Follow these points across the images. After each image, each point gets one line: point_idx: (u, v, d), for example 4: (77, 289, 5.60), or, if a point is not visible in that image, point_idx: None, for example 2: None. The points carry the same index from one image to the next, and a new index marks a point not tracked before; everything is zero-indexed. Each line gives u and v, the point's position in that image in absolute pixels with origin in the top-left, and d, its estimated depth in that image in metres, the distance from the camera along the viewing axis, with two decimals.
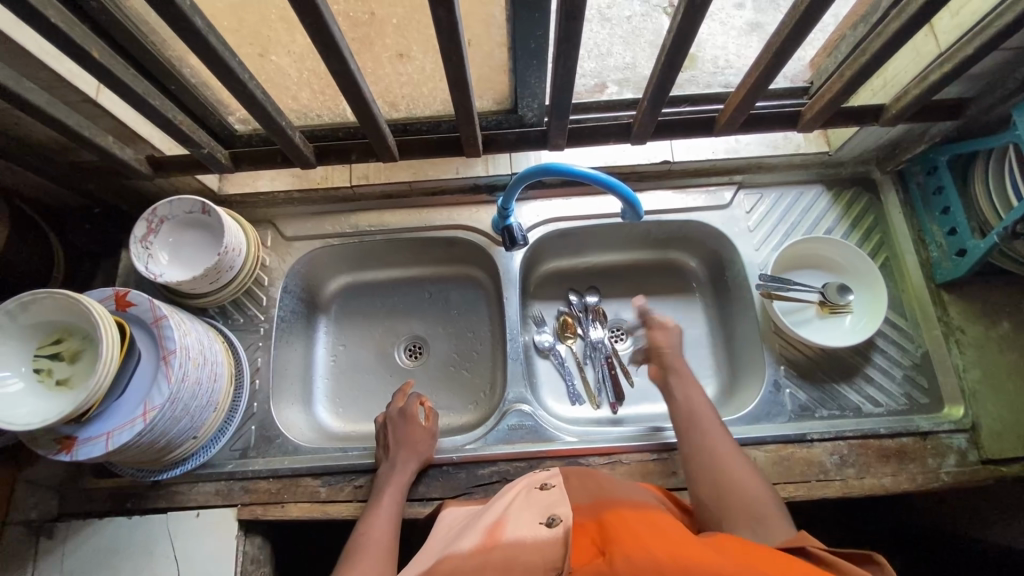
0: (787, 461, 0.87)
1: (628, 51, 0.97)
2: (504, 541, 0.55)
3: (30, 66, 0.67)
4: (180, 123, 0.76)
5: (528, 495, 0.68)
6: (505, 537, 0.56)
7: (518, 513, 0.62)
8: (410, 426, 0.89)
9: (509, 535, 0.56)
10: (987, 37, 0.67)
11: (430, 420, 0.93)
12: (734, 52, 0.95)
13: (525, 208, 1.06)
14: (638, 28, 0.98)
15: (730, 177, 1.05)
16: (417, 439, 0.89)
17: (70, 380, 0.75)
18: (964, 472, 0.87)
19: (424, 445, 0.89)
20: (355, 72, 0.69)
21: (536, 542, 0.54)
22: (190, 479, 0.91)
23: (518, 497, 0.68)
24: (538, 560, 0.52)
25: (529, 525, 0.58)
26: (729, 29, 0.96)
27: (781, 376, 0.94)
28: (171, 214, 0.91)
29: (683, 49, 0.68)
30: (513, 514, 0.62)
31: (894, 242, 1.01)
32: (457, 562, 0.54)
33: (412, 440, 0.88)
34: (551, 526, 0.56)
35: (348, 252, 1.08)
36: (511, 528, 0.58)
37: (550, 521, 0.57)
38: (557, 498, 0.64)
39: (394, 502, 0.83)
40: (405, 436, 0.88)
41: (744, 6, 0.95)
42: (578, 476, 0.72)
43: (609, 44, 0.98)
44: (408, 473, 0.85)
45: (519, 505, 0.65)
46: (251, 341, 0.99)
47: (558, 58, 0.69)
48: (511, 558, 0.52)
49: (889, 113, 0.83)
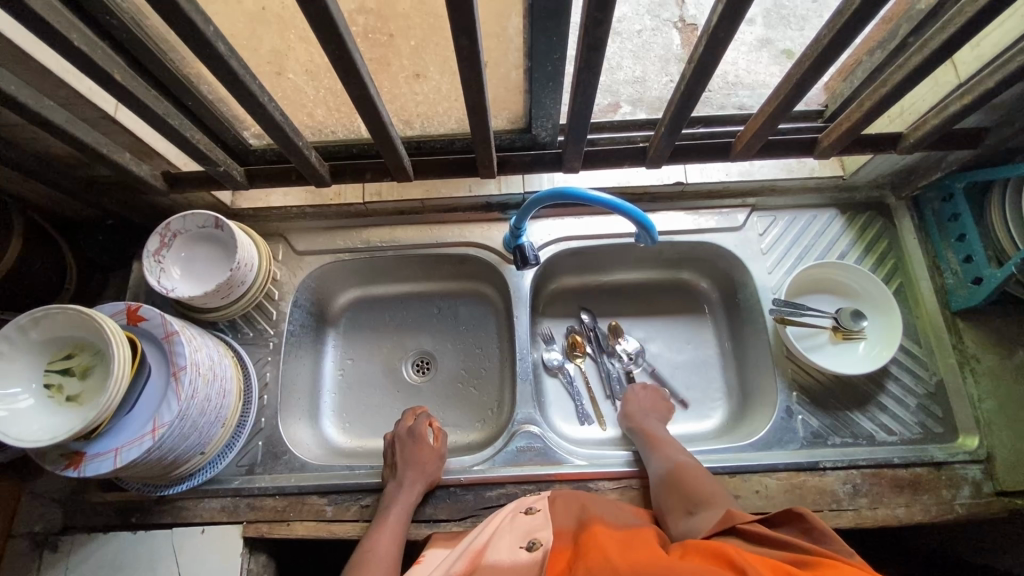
0: (799, 490, 0.86)
1: (638, 65, 1.05)
2: (486, 563, 0.67)
3: (51, 84, 0.67)
4: (197, 141, 0.76)
5: (513, 520, 0.75)
6: (487, 560, 0.68)
7: (503, 537, 0.73)
8: (417, 446, 0.89)
9: (490, 559, 0.68)
10: (1008, 72, 0.66)
11: (440, 442, 0.92)
12: (744, 67, 1.02)
13: (536, 227, 1.05)
14: (649, 41, 1.07)
15: (743, 200, 1.04)
16: (426, 462, 0.87)
17: (80, 397, 0.74)
18: (979, 504, 0.86)
19: (433, 468, 0.88)
20: (374, 95, 0.70)
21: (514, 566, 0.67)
22: (196, 494, 0.91)
23: (506, 516, 0.77)
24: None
25: (510, 550, 0.70)
26: (742, 45, 1.04)
27: (793, 402, 0.93)
28: (185, 228, 0.91)
29: (702, 81, 0.69)
30: (496, 538, 0.72)
31: (909, 268, 1.00)
32: None
33: (421, 461, 0.87)
34: (531, 551, 0.68)
35: (359, 267, 1.08)
36: (494, 552, 0.69)
37: (531, 546, 0.69)
38: (538, 518, 0.74)
39: (399, 523, 0.82)
40: (411, 456, 0.87)
41: (754, 23, 1.03)
42: (563, 497, 0.77)
43: (619, 58, 1.05)
44: (414, 496, 0.85)
45: (507, 526, 0.75)
46: (260, 355, 0.99)
47: (577, 85, 0.70)
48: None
49: (906, 141, 0.82)
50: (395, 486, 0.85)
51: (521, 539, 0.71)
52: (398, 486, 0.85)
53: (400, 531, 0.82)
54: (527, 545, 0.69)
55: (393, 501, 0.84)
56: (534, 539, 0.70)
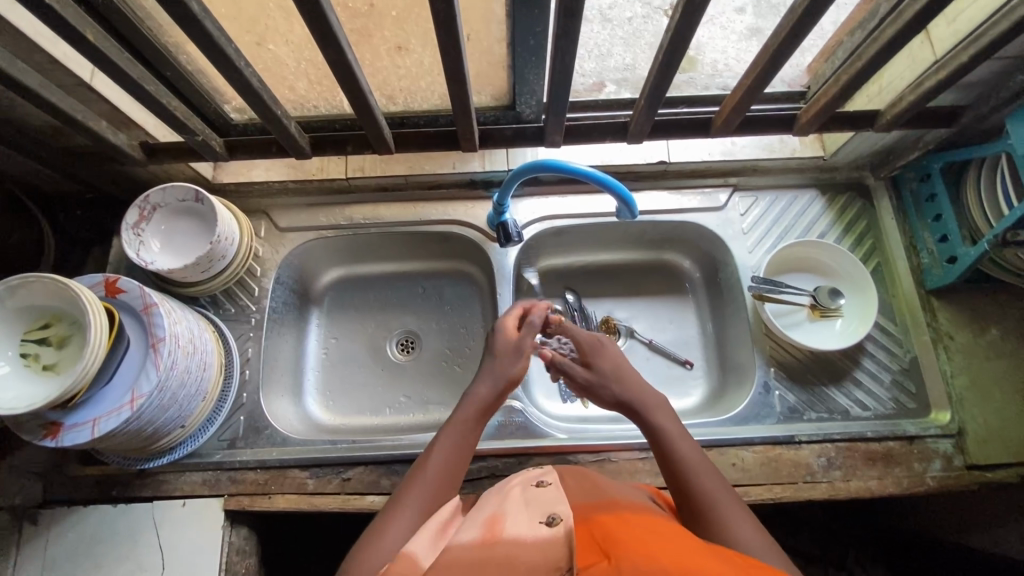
0: (774, 463, 0.88)
1: (628, 52, 0.97)
2: (504, 538, 0.56)
3: (24, 47, 0.66)
4: (174, 109, 0.75)
5: (524, 491, 0.67)
6: (505, 534, 0.57)
7: (518, 512, 0.62)
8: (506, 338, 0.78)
9: (510, 532, 0.57)
10: (982, 45, 0.68)
11: (528, 333, 0.79)
12: (734, 56, 0.95)
13: (520, 206, 1.06)
14: (639, 29, 0.97)
15: (726, 179, 1.05)
16: (509, 354, 0.77)
17: (57, 366, 0.74)
18: (949, 476, 0.88)
19: (514, 366, 0.76)
20: (352, 62, 0.69)
21: (536, 542, 0.54)
22: (177, 468, 0.90)
23: (516, 493, 0.66)
24: (540, 559, 0.51)
25: (529, 525, 0.58)
26: (730, 33, 0.97)
27: (771, 378, 0.95)
28: (164, 201, 0.91)
29: (679, 50, 0.69)
30: (513, 511, 0.61)
31: (886, 248, 1.01)
32: (457, 556, 0.54)
33: (505, 358, 0.77)
34: (552, 525, 0.56)
35: (342, 245, 1.08)
36: (512, 526, 0.58)
37: (551, 520, 0.57)
38: (557, 496, 0.63)
39: (469, 423, 0.72)
40: (498, 355, 0.77)
41: (745, 9, 0.95)
42: (573, 474, 0.74)
43: (609, 45, 0.98)
44: (486, 393, 0.74)
45: (520, 502, 0.64)
46: (241, 331, 0.99)
47: (556, 53, 0.69)
48: (512, 555, 0.52)
49: (884, 118, 0.83)
50: (471, 387, 0.75)
51: (539, 515, 0.60)
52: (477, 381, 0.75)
53: (471, 438, 0.71)
54: (548, 519, 0.58)
55: (464, 404, 0.73)
56: (555, 514, 0.59)
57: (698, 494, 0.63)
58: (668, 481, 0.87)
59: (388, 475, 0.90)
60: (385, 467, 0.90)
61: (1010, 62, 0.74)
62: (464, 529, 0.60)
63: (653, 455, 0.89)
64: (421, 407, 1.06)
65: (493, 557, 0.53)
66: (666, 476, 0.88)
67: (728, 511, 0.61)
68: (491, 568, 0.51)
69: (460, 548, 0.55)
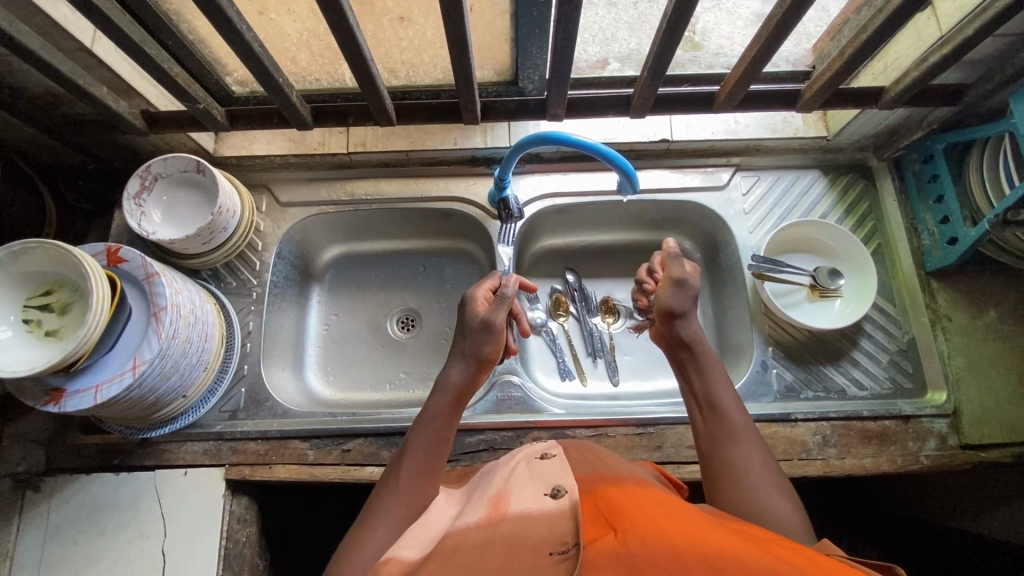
0: (770, 439, 0.89)
1: (633, 36, 0.95)
2: (510, 514, 0.57)
3: (26, 9, 0.66)
4: (175, 75, 0.75)
5: (528, 464, 0.67)
6: (511, 510, 0.57)
7: (523, 486, 0.63)
8: (470, 319, 0.77)
9: (515, 509, 0.57)
10: (986, 19, 0.67)
11: (494, 307, 0.75)
12: (740, 42, 0.93)
13: (522, 182, 1.05)
14: (644, 14, 0.95)
15: (728, 159, 1.05)
16: (476, 332, 0.75)
17: (59, 331, 0.74)
18: (943, 456, 0.88)
19: (485, 345, 0.75)
20: (355, 28, 0.68)
21: (543, 515, 0.55)
22: (179, 438, 0.92)
23: (520, 467, 0.67)
24: (547, 533, 0.53)
25: (534, 497, 0.59)
26: (736, 18, 0.94)
27: (768, 357, 0.95)
28: (166, 171, 0.91)
29: (683, 20, 0.68)
30: (518, 486, 0.62)
31: (887, 230, 1.01)
32: (464, 536, 0.55)
33: (473, 339, 0.75)
34: (558, 498, 0.57)
35: (343, 221, 1.08)
36: (518, 501, 0.59)
37: (556, 492, 0.58)
38: (560, 469, 0.64)
39: (442, 417, 0.72)
40: (465, 337, 0.76)
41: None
42: (577, 449, 0.73)
43: (614, 29, 0.95)
44: (456, 380, 0.74)
45: (524, 475, 0.65)
46: (243, 305, 0.99)
47: (559, 20, 0.68)
48: (517, 533, 0.54)
49: (887, 95, 0.84)
50: (441, 374, 0.76)
51: (544, 487, 0.60)
52: (446, 370, 0.76)
53: (445, 426, 0.72)
54: (553, 492, 0.59)
55: (436, 393, 0.74)
56: (560, 485, 0.60)
57: (723, 424, 0.69)
58: (664, 457, 0.88)
59: (387, 447, 0.90)
60: (384, 439, 0.91)
61: (1015, 38, 0.74)
62: (469, 508, 0.61)
63: (651, 431, 0.90)
64: (420, 383, 1.06)
65: (499, 535, 0.54)
66: (662, 451, 0.88)
67: (743, 442, 0.68)
68: (497, 548, 0.52)
69: (467, 529, 0.57)
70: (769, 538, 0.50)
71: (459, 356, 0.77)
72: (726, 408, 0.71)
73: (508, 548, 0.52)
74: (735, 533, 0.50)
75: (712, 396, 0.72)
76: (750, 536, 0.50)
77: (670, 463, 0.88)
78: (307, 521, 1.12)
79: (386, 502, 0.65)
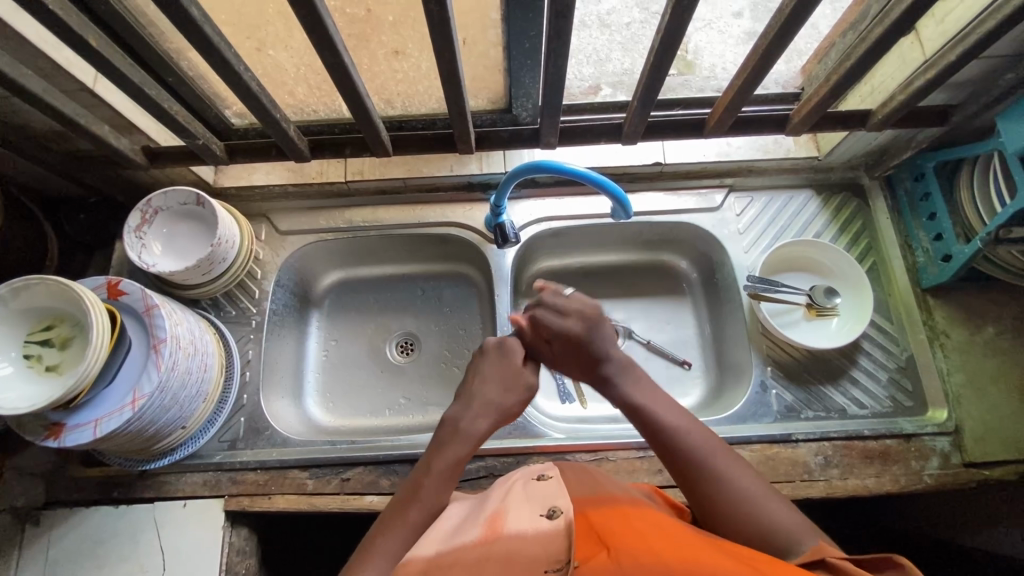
0: (772, 461, 0.88)
1: (626, 57, 0.99)
2: (505, 534, 0.56)
3: (29, 53, 0.68)
4: (175, 113, 0.77)
5: (525, 486, 0.67)
6: (507, 530, 0.57)
7: (519, 507, 0.62)
8: (501, 369, 0.77)
9: (511, 528, 0.57)
10: (968, 44, 0.69)
11: (532, 371, 0.79)
12: (731, 60, 0.97)
13: (518, 207, 1.06)
14: (637, 35, 1.00)
15: (721, 180, 1.06)
16: (516, 392, 0.76)
17: (60, 367, 0.75)
18: (947, 474, 0.87)
19: (517, 401, 0.76)
20: (349, 66, 0.69)
21: (537, 536, 0.55)
22: (178, 469, 0.91)
23: (517, 488, 0.67)
24: (540, 552, 0.53)
25: (530, 518, 0.59)
26: (727, 37, 0.98)
27: (768, 376, 0.95)
28: (166, 204, 0.93)
29: (670, 51, 0.70)
30: (513, 507, 0.62)
31: (882, 247, 1.02)
32: (458, 556, 0.55)
33: (511, 392, 0.76)
34: (553, 518, 0.57)
35: (341, 248, 1.09)
36: (513, 521, 0.58)
37: (551, 513, 0.58)
38: (554, 490, 0.64)
39: (456, 466, 0.70)
40: (504, 389, 0.76)
41: (742, 15, 0.98)
42: (572, 470, 0.73)
43: (607, 50, 0.99)
44: (481, 429, 0.73)
45: (519, 497, 0.65)
46: (242, 333, 1.00)
47: (549, 55, 0.70)
48: (513, 552, 0.54)
49: (876, 117, 0.85)
50: (468, 421, 0.72)
51: (539, 509, 0.60)
52: (473, 417, 0.73)
53: (458, 474, 0.71)
54: (548, 513, 0.59)
55: (457, 441, 0.71)
56: (555, 506, 0.60)
57: (693, 451, 0.68)
58: (665, 480, 0.87)
59: (387, 475, 0.90)
60: (384, 467, 0.91)
61: (998, 61, 0.76)
62: (465, 527, 0.61)
63: (652, 454, 0.90)
64: (420, 408, 1.06)
65: (495, 554, 0.54)
66: (664, 475, 0.88)
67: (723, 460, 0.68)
68: (491, 566, 0.52)
69: (460, 548, 0.56)
70: (758, 555, 0.51)
71: (489, 402, 0.74)
72: (684, 426, 0.70)
73: (503, 567, 0.52)
74: (730, 554, 0.50)
75: (659, 413, 0.72)
76: (741, 555, 0.50)
77: (672, 487, 0.87)
78: (304, 549, 1.10)
79: (381, 547, 0.62)
